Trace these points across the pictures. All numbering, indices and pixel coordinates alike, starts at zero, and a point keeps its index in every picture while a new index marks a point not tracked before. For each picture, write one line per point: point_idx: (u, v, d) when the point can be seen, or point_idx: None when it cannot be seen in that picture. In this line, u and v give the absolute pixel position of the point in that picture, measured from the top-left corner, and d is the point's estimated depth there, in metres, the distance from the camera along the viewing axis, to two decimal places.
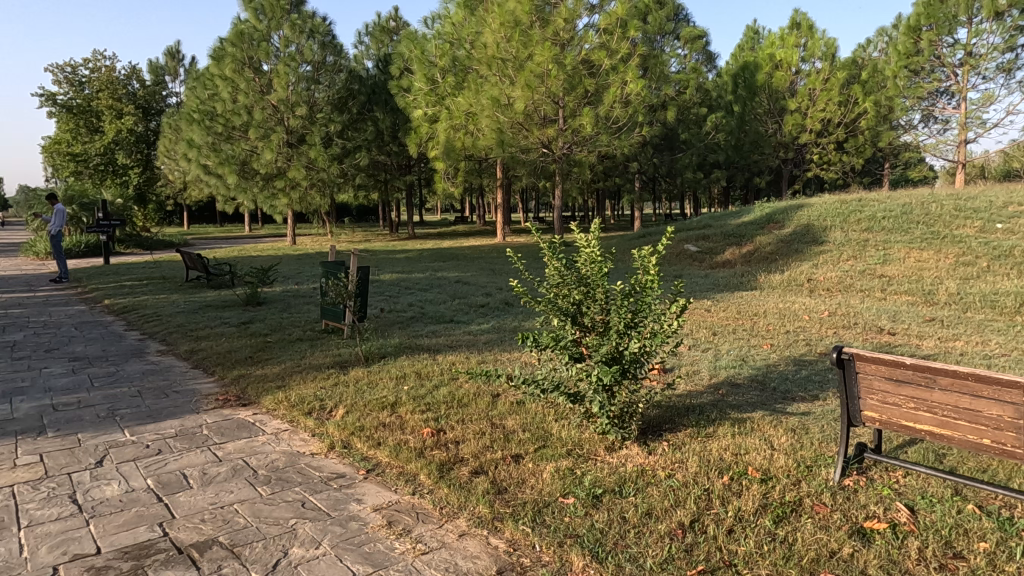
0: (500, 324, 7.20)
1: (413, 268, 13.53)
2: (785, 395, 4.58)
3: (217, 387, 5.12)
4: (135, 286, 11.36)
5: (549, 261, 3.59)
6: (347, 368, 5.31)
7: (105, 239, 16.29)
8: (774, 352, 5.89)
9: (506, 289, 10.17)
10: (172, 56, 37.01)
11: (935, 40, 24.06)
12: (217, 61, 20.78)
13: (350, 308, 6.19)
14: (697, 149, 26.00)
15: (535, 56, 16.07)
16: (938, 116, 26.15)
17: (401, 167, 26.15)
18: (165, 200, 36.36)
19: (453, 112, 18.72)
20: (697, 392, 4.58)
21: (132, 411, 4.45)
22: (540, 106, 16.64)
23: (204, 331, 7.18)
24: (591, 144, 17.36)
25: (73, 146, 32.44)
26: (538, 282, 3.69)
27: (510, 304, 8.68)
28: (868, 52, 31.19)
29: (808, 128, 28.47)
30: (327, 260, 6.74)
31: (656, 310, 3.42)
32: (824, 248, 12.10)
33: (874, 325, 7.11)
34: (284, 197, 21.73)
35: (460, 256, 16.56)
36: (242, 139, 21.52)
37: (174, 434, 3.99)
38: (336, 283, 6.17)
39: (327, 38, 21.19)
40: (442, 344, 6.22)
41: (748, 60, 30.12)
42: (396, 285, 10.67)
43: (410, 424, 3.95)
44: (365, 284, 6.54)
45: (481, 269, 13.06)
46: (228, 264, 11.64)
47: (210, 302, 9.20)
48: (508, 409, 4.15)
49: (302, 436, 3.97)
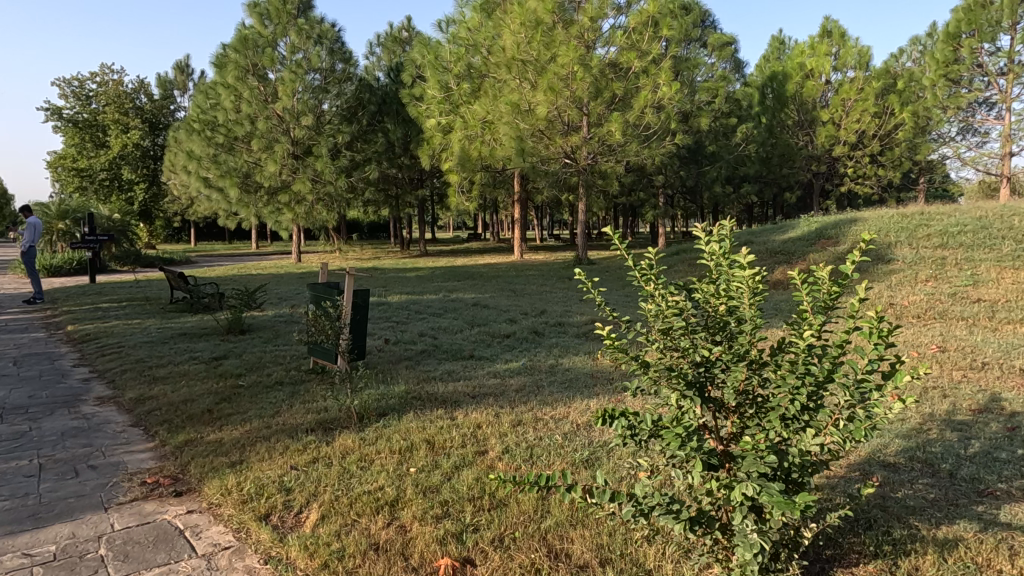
0: (534, 364, 5.72)
1: (424, 288, 12.15)
2: (979, 488, 3.05)
3: (151, 461, 3.67)
4: (111, 309, 10.03)
5: (651, 290, 2.17)
6: (332, 434, 3.85)
7: (92, 255, 14.98)
8: (909, 408, 4.38)
9: (534, 314, 8.71)
10: (180, 70, 36.12)
11: (976, 47, 22.50)
12: (219, 69, 19.65)
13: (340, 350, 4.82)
14: (726, 162, 24.63)
15: (559, 57, 14.72)
16: (978, 128, 24.55)
17: (413, 181, 24.84)
18: (172, 216, 35.46)
19: (468, 120, 17.49)
20: (842, 482, 3.10)
21: (8, 508, 3.02)
22: (564, 112, 15.31)
23: (165, 370, 5.77)
24: (619, 154, 15.96)
25: (78, 161, 31.76)
26: (632, 326, 2.26)
27: (541, 334, 7.22)
28: (901, 61, 29.69)
29: (842, 140, 26.95)
30: (316, 284, 5.35)
31: (856, 381, 1.94)
32: (894, 266, 10.57)
33: (1011, 364, 5.57)
34: (289, 212, 20.54)
35: (476, 274, 15.19)
36: (245, 151, 20.38)
37: (49, 559, 2.56)
38: (320, 317, 4.80)
39: (336, 45, 20.02)
40: (462, 391, 4.78)
41: (776, 70, 28.78)
42: (404, 308, 9.27)
43: (417, 550, 2.49)
44: (361, 317, 5.17)
45: (501, 290, 11.63)
46: (215, 284, 10.29)
47: (187, 330, 7.82)
48: (569, 517, 2.70)
49: (247, 564, 2.51)
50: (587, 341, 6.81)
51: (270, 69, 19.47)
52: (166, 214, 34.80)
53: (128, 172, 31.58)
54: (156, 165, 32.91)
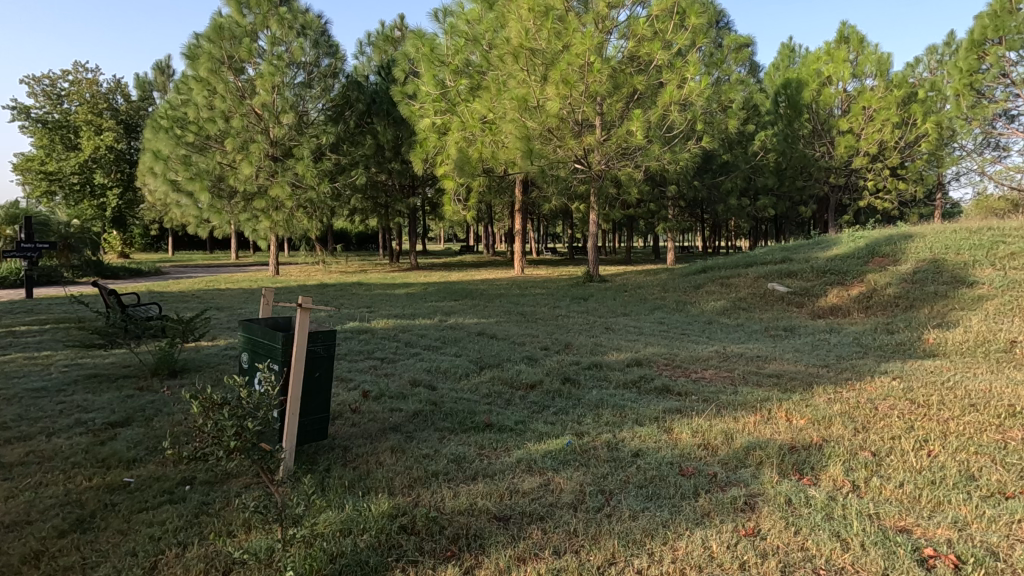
0: (584, 444, 3.77)
1: (417, 309, 10.28)
2: None
3: None
4: (26, 334, 7.99)
5: None
6: None
7: (29, 266, 12.84)
8: None
9: (557, 350, 6.87)
10: (160, 70, 34.06)
11: (1003, 56, 20.62)
12: (191, 61, 17.71)
13: (264, 455, 2.68)
14: (743, 172, 23.16)
15: (572, 47, 12.91)
16: (1001, 141, 22.97)
17: (404, 189, 22.98)
18: (149, 224, 33.36)
19: (467, 119, 15.59)
20: None
21: None
22: (577, 108, 13.50)
23: (23, 448, 3.77)
24: (638, 158, 14.26)
25: (46, 163, 29.25)
26: None
27: (576, 383, 5.39)
28: (919, 70, 28.26)
29: (861, 152, 25.22)
30: (255, 326, 3.48)
31: None
32: (981, 291, 8.97)
33: None
34: (265, 219, 18.60)
35: (475, 293, 13.34)
36: (218, 151, 18.45)
37: None
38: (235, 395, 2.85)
39: (321, 37, 18.29)
40: (486, 507, 2.88)
41: (790, 76, 27.23)
42: (392, 339, 7.37)
43: None
44: (314, 388, 3.43)
45: (508, 314, 9.80)
46: (158, 306, 8.28)
47: (101, 371, 5.83)
48: None
49: None
50: (646, 399, 4.90)
51: (248, 63, 17.67)
52: (143, 221, 32.54)
53: (101, 176, 29.45)
54: (132, 169, 30.78)
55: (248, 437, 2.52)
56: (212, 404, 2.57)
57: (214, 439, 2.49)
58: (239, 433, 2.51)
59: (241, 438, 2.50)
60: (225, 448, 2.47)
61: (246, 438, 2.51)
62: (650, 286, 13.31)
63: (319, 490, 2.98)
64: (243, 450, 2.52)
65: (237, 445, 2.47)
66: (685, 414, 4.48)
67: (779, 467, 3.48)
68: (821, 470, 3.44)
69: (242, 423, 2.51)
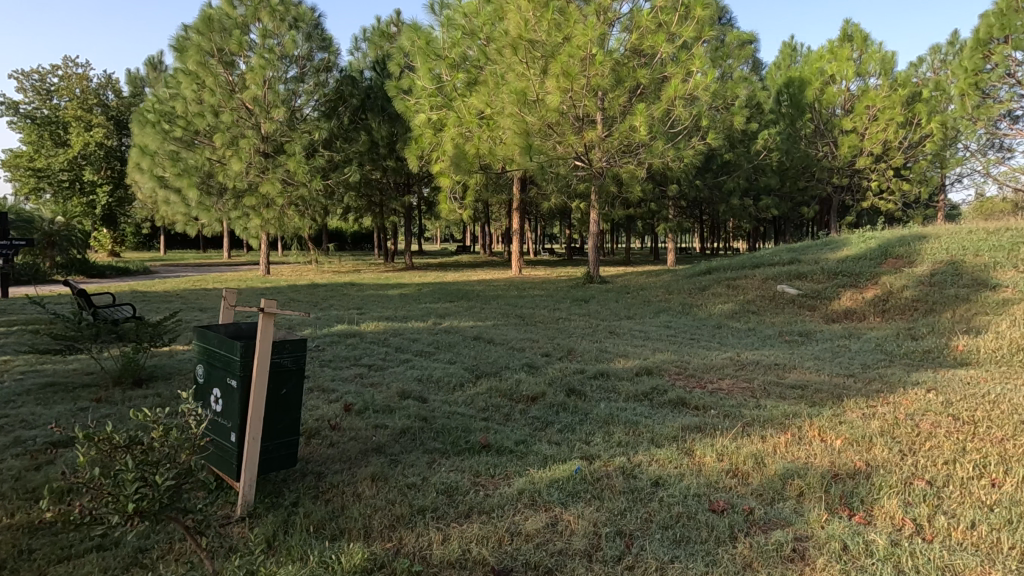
0: (596, 471, 3.26)
1: (411, 311, 9.77)
2: None
3: None
4: None
5: None
6: None
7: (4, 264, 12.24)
8: None
9: (560, 356, 6.37)
10: (152, 66, 33.36)
11: (1007, 54, 20.09)
12: (180, 54, 17.14)
13: (179, 510, 2.18)
14: (745, 171, 22.74)
15: (573, 39, 12.41)
16: (1007, 141, 22.48)
17: (399, 186, 22.45)
18: (141, 222, 32.68)
19: (464, 115, 15.06)
20: None
21: None
22: (578, 102, 13.00)
23: None
24: (640, 155, 13.77)
25: (34, 160, 28.61)
26: None
27: (582, 395, 4.88)
28: (922, 69, 27.78)
29: (865, 152, 24.75)
30: (211, 333, 2.94)
31: None
32: (1004, 294, 8.49)
33: None
34: (256, 217, 18.07)
35: (472, 294, 12.86)
36: (206, 147, 17.88)
37: None
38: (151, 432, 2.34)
39: (315, 30, 17.76)
40: (483, 557, 2.37)
41: (793, 75, 26.74)
42: (383, 343, 6.85)
43: None
44: (278, 409, 2.89)
45: (507, 317, 9.29)
46: (132, 307, 7.74)
47: (58, 380, 5.28)
48: None
49: None
50: (661, 413, 4.40)
51: (239, 56, 17.12)
52: (135, 219, 31.91)
53: (90, 173, 28.77)
54: (123, 166, 30.11)
55: (157, 497, 2.04)
56: (116, 450, 2.06)
57: (110, 498, 2.00)
58: (144, 492, 2.03)
59: (148, 499, 2.02)
60: (123, 512, 1.99)
61: (151, 503, 2.03)
62: (653, 287, 12.84)
63: (278, 535, 2.47)
64: (145, 515, 2.03)
65: (138, 511, 1.99)
66: (706, 432, 3.98)
67: (824, 501, 2.97)
68: (874, 505, 2.95)
69: (146, 482, 2.03)
